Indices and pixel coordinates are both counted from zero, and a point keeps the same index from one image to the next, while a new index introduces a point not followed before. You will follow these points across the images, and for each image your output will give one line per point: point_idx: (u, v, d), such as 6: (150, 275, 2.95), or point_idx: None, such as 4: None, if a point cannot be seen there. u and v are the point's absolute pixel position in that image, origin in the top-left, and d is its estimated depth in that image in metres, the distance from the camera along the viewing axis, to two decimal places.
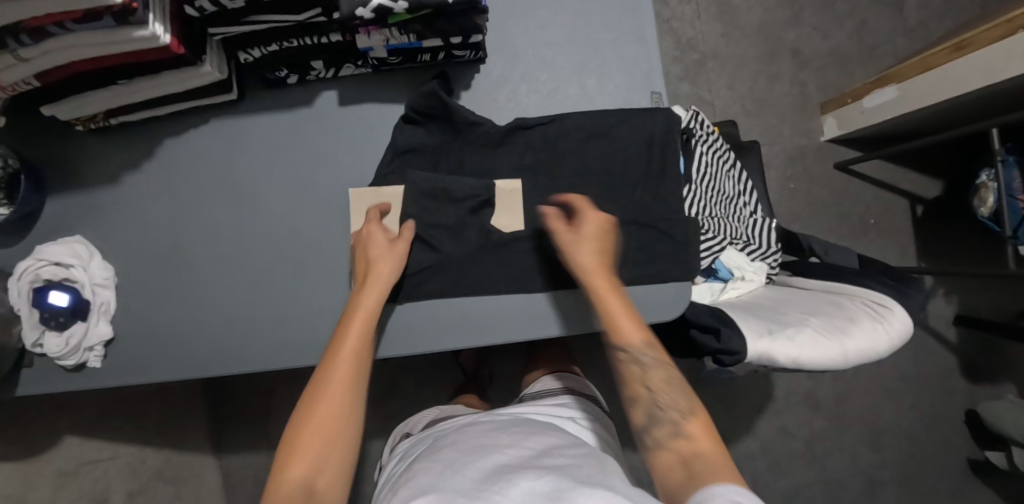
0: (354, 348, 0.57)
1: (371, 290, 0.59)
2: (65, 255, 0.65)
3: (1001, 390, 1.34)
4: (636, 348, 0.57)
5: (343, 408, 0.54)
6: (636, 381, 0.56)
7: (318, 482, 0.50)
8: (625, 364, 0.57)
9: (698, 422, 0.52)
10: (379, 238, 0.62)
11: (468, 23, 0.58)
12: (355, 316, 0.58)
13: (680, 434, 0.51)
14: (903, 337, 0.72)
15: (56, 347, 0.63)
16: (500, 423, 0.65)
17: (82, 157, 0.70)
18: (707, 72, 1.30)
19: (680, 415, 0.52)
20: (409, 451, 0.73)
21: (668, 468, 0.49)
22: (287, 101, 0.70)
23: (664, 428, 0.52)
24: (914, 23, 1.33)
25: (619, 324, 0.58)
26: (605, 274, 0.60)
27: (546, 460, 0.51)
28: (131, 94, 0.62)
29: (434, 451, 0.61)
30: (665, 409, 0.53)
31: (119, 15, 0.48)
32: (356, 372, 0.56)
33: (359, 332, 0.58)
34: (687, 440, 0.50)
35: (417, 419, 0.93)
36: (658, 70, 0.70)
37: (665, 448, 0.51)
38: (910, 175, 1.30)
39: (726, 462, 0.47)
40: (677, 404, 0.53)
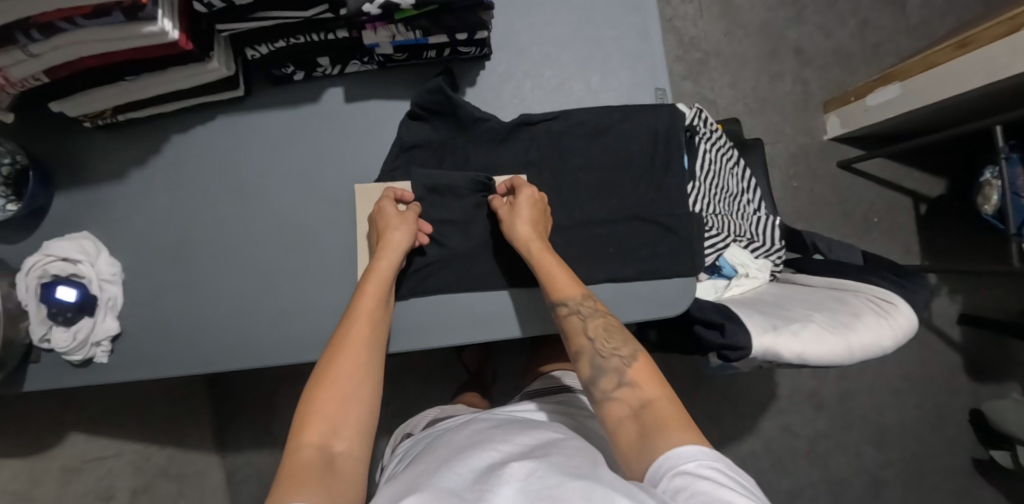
0: (370, 308, 0.57)
1: (386, 256, 0.60)
2: (73, 250, 0.66)
3: (1005, 390, 1.33)
4: (576, 301, 0.59)
5: (360, 367, 0.53)
6: (577, 333, 0.58)
7: (335, 443, 0.48)
8: (566, 318, 0.59)
9: (641, 368, 0.54)
10: (392, 210, 0.62)
11: (474, 19, 0.59)
12: (370, 280, 0.59)
13: (625, 383, 0.53)
14: (907, 333, 0.72)
15: (63, 342, 0.63)
16: (498, 421, 0.65)
17: (88, 153, 0.71)
18: (710, 70, 1.30)
19: (624, 362, 0.55)
20: (408, 450, 0.73)
21: (617, 417, 0.51)
22: (293, 97, 0.70)
23: (609, 377, 0.54)
24: (916, 21, 1.34)
25: (557, 282, 0.59)
26: (539, 234, 0.62)
27: (542, 455, 0.52)
28: (139, 90, 0.63)
29: (430, 450, 0.61)
30: (609, 358, 0.55)
31: (129, 11, 0.49)
32: (371, 339, 0.55)
33: (373, 296, 0.58)
34: (632, 388, 0.52)
35: (418, 418, 0.93)
36: (661, 67, 0.71)
37: (612, 397, 0.53)
38: (913, 173, 1.30)
39: (675, 409, 0.50)
40: (620, 351, 0.55)
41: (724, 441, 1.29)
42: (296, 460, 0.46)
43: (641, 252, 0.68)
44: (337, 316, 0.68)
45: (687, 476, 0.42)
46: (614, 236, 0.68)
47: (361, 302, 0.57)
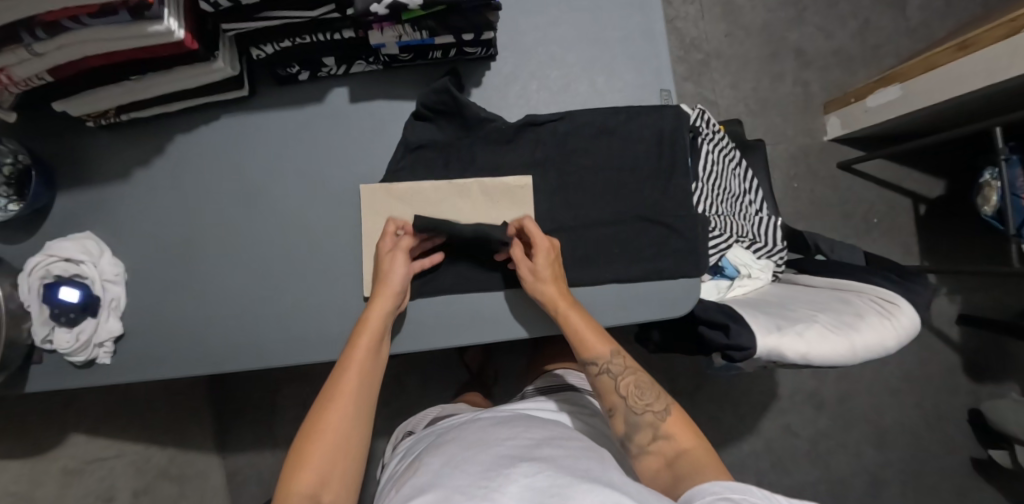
0: (360, 360, 0.57)
1: (380, 304, 0.60)
2: (76, 251, 0.65)
3: (1004, 389, 1.34)
4: (606, 360, 0.60)
5: (348, 424, 0.55)
6: (610, 391, 0.60)
7: (324, 493, 0.52)
8: (597, 376, 0.61)
9: (676, 422, 0.57)
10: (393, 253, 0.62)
11: (481, 20, 0.59)
12: (364, 329, 0.59)
13: (661, 437, 0.56)
14: (910, 333, 0.72)
15: (66, 343, 0.63)
16: (501, 418, 0.66)
17: (90, 153, 0.70)
18: (711, 71, 1.30)
19: (658, 418, 0.57)
20: (411, 446, 0.74)
21: (656, 472, 0.55)
22: (297, 97, 0.70)
23: (644, 433, 0.57)
24: (915, 23, 1.34)
25: (585, 340, 0.60)
26: (565, 290, 0.62)
27: (545, 453, 0.52)
28: (143, 90, 0.62)
29: (436, 447, 0.61)
30: (643, 415, 0.58)
31: (134, 10, 0.48)
32: (365, 389, 0.57)
33: (366, 348, 0.58)
34: (668, 440, 0.56)
35: (420, 416, 0.93)
36: (667, 68, 0.71)
37: (648, 453, 0.56)
38: (912, 174, 1.31)
39: (711, 460, 0.54)
40: (654, 407, 0.58)
41: (725, 441, 1.30)
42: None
43: (646, 253, 0.68)
44: (342, 315, 0.68)
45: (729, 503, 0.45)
46: (620, 237, 0.68)
47: (353, 353, 0.57)
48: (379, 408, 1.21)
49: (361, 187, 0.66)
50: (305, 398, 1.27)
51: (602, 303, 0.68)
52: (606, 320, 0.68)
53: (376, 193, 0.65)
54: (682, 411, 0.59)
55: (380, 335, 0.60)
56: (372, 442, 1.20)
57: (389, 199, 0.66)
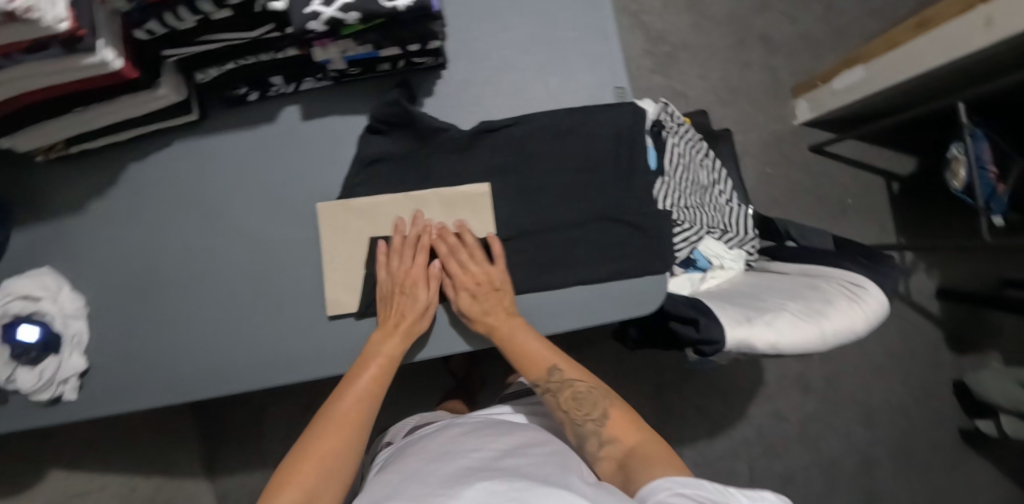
0: (368, 392, 0.60)
1: (395, 338, 0.62)
2: (33, 288, 0.65)
3: (987, 360, 1.35)
4: (542, 381, 0.62)
5: (343, 447, 0.56)
6: (556, 406, 0.62)
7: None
8: (544, 394, 0.63)
9: (616, 422, 0.58)
10: (422, 275, 0.63)
11: (425, 30, 0.58)
12: (373, 362, 0.61)
13: (605, 442, 0.57)
14: (880, 316, 0.72)
15: (30, 382, 0.62)
16: (470, 426, 0.66)
17: (43, 187, 0.69)
18: (679, 63, 1.30)
19: (597, 423, 0.58)
20: (385, 458, 0.73)
21: (609, 474, 0.56)
22: (248, 118, 0.69)
23: (591, 441, 0.58)
24: (879, 3, 1.35)
25: (524, 366, 0.62)
26: (503, 308, 0.63)
27: (508, 461, 0.53)
28: (88, 121, 0.62)
29: (402, 460, 0.61)
30: (585, 424, 0.59)
31: (66, 43, 0.48)
32: (366, 410, 0.59)
33: (373, 378, 0.60)
34: (614, 444, 0.57)
35: (399, 427, 0.92)
36: (622, 66, 0.70)
37: (599, 457, 0.58)
38: (884, 152, 1.31)
39: (659, 453, 0.54)
40: (591, 414, 0.59)
41: (715, 431, 1.30)
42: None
43: (612, 252, 0.67)
44: (307, 334, 0.67)
45: (684, 497, 0.46)
46: (585, 239, 0.67)
47: (357, 382, 0.59)
48: None
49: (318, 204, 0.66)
50: (292, 416, 1.26)
51: (567, 306, 0.67)
52: (575, 322, 0.67)
53: (333, 211, 0.65)
54: (629, 410, 0.59)
55: (388, 372, 0.61)
56: None
57: (347, 214, 0.65)
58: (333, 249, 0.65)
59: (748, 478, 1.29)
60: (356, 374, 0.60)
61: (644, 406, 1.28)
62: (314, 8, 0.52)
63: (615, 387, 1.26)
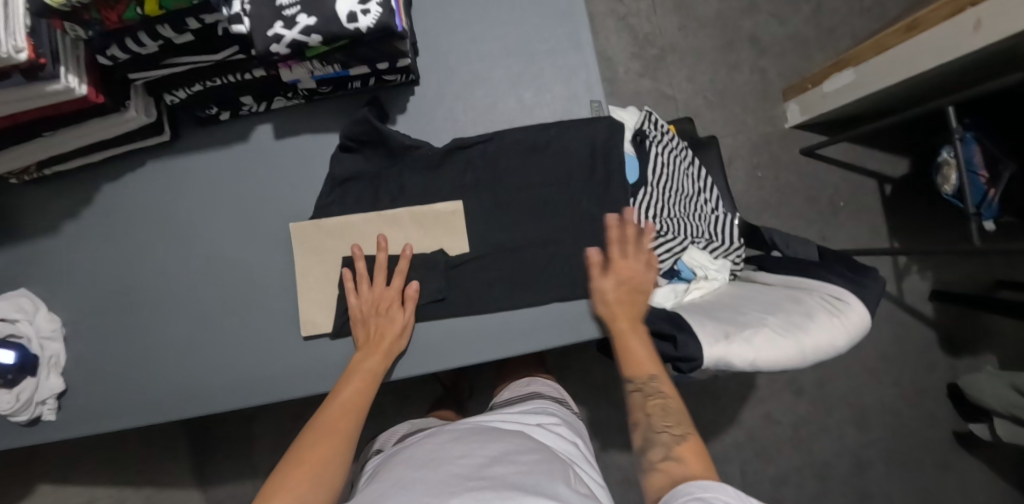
0: (354, 403, 0.58)
1: (377, 356, 0.61)
2: (9, 310, 0.65)
3: (981, 362, 1.34)
4: (641, 380, 0.61)
5: (338, 454, 0.53)
6: (637, 407, 0.61)
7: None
8: (632, 393, 0.62)
9: (689, 447, 0.55)
10: (396, 305, 0.63)
11: (390, 49, 0.57)
12: (354, 380, 0.60)
13: (671, 457, 0.54)
14: (862, 330, 0.70)
15: (6, 404, 0.63)
16: (458, 431, 0.65)
17: (18, 209, 0.69)
18: (667, 66, 1.29)
19: (675, 439, 0.56)
20: (372, 465, 0.73)
21: (659, 488, 0.51)
22: (220, 137, 0.68)
23: (658, 450, 0.56)
24: (870, 2, 1.32)
25: (632, 360, 0.62)
26: (637, 306, 0.64)
27: (495, 469, 0.52)
28: (58, 145, 0.61)
29: (387, 468, 0.60)
30: (661, 434, 0.58)
31: (27, 72, 0.47)
32: (351, 424, 0.56)
33: (354, 393, 0.59)
34: (677, 462, 0.53)
35: (389, 434, 0.92)
36: (597, 79, 0.69)
37: (656, 469, 0.54)
38: (877, 154, 1.30)
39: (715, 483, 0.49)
40: (671, 428, 0.58)
41: (707, 435, 1.30)
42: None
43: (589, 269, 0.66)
44: (283, 352, 0.67)
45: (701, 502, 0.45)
46: (560, 256, 0.66)
47: (339, 397, 0.58)
48: None
49: (290, 224, 0.65)
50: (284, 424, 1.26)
51: (545, 324, 0.66)
52: (551, 341, 0.66)
53: (305, 230, 0.64)
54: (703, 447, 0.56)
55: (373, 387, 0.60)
56: None
57: (320, 233, 0.65)
58: (306, 268, 0.65)
59: (739, 482, 1.29)
60: (346, 385, 0.60)
61: None
62: (276, 31, 0.51)
63: (605, 393, 1.25)
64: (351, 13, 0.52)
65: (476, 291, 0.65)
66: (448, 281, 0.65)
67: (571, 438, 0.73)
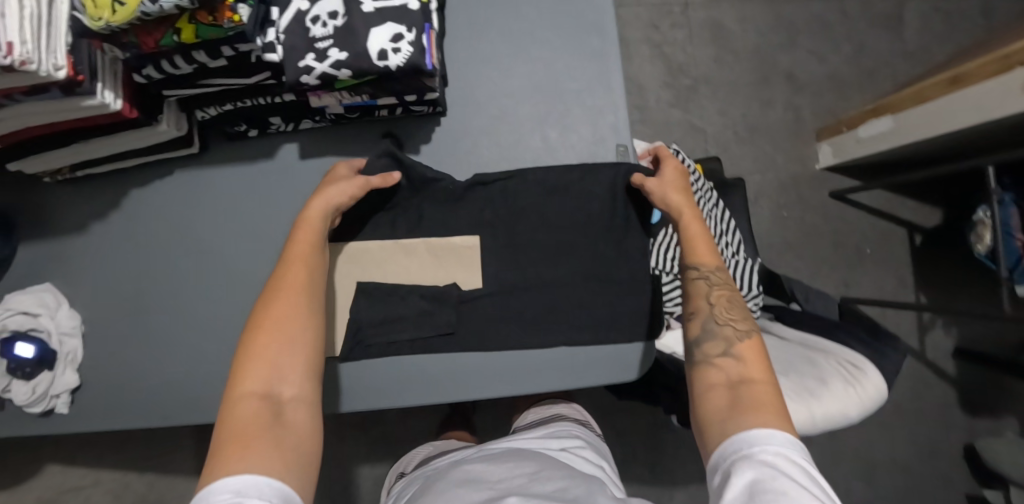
0: (304, 255, 0.54)
1: (315, 209, 0.57)
2: (33, 305, 0.67)
3: (1002, 425, 1.29)
4: (707, 268, 0.59)
5: (301, 323, 0.51)
6: (699, 296, 0.58)
7: (283, 391, 0.48)
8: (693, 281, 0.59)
9: (751, 346, 0.53)
10: (342, 168, 0.61)
11: (419, 84, 0.57)
12: (300, 233, 0.55)
13: (731, 355, 0.53)
14: (878, 402, 0.67)
15: (22, 395, 0.65)
16: (491, 452, 0.68)
17: (49, 206, 0.71)
18: (699, 98, 1.27)
19: (737, 335, 0.55)
20: (403, 488, 0.75)
21: (714, 385, 0.51)
22: (247, 152, 0.69)
23: (718, 344, 0.54)
24: (914, 46, 1.28)
25: (696, 246, 0.60)
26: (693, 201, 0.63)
27: (533, 487, 0.55)
28: (92, 150, 0.63)
29: (428, 489, 0.63)
30: (723, 327, 0.56)
31: (65, 87, 0.49)
32: (309, 294, 0.53)
33: (307, 248, 0.55)
34: (739, 362, 0.52)
35: (411, 455, 0.94)
36: (624, 123, 0.68)
37: (712, 364, 0.53)
38: (909, 203, 1.26)
39: (773, 394, 0.48)
40: (735, 322, 0.56)
41: None
42: (239, 411, 0.45)
43: (601, 317, 0.66)
44: None
45: (748, 462, 0.42)
46: (572, 299, 0.66)
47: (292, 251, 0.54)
48: (358, 435, 1.22)
49: None
50: None
51: (552, 366, 0.66)
52: (558, 384, 0.65)
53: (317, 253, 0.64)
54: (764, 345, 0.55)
55: (320, 242, 0.56)
56: (357, 467, 1.21)
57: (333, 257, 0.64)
58: None
59: None
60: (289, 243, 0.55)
61: (638, 444, 1.25)
62: (307, 63, 0.52)
63: (609, 423, 1.24)
64: (382, 51, 0.52)
65: (486, 327, 0.65)
66: (459, 314, 0.65)
67: (594, 456, 0.74)
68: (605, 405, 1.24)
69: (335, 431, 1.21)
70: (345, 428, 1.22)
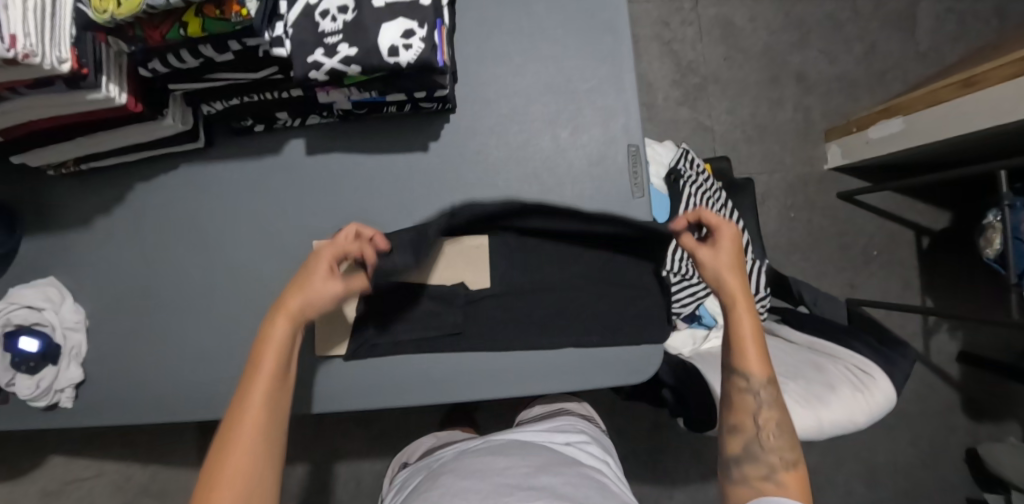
0: (267, 380, 0.51)
1: (281, 320, 0.53)
2: (37, 299, 0.67)
3: (1004, 430, 1.29)
4: (758, 384, 0.58)
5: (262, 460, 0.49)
6: (745, 411, 0.58)
7: None
8: (740, 392, 0.58)
9: (792, 476, 0.55)
10: (321, 266, 0.55)
11: (430, 82, 0.56)
12: (266, 352, 0.52)
13: (773, 481, 0.55)
14: (886, 409, 0.67)
15: (28, 389, 0.65)
16: (495, 445, 0.68)
17: (53, 200, 0.70)
18: (708, 96, 1.25)
19: (781, 462, 0.56)
20: (404, 477, 0.77)
21: None
22: (253, 147, 0.68)
23: (761, 466, 0.56)
24: (926, 47, 1.27)
25: (748, 354, 0.58)
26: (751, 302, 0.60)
27: (542, 480, 0.56)
28: (97, 144, 0.62)
29: (436, 477, 0.64)
30: (768, 451, 0.57)
31: (69, 80, 0.48)
32: (270, 418, 0.51)
33: (270, 371, 0.51)
34: (779, 487, 0.55)
35: (415, 445, 0.94)
36: (636, 123, 0.67)
37: (752, 487, 0.56)
38: (918, 206, 1.25)
39: None
40: (782, 449, 0.57)
41: (709, 476, 1.26)
42: None
43: (609, 320, 0.65)
44: None
45: None
46: (580, 302, 0.65)
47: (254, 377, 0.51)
48: (360, 430, 1.22)
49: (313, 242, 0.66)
50: None
51: (558, 366, 0.65)
52: (564, 384, 0.65)
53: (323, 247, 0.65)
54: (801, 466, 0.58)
55: (286, 359, 0.53)
56: (357, 463, 1.21)
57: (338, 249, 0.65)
58: None
59: None
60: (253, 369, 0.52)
61: (640, 444, 1.25)
62: (316, 58, 0.51)
63: (610, 422, 1.24)
64: (393, 47, 0.51)
65: (493, 329, 0.65)
66: (466, 315, 0.65)
67: (598, 450, 0.75)
68: (608, 404, 1.24)
69: (337, 426, 1.22)
70: (347, 423, 1.22)
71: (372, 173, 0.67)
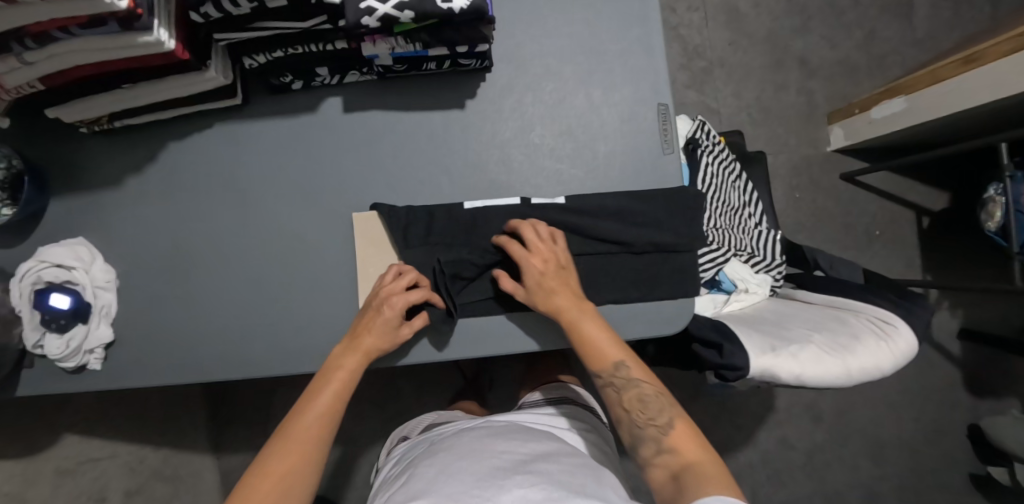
0: (332, 403, 0.59)
1: (356, 356, 0.60)
2: (68, 257, 0.66)
3: (1005, 405, 1.32)
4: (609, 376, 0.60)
5: (307, 470, 0.56)
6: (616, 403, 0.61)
7: None
8: (603, 389, 0.62)
9: (677, 436, 0.57)
10: (390, 311, 0.60)
11: (475, 34, 0.58)
12: (336, 378, 0.60)
13: (663, 452, 0.57)
14: (908, 356, 0.70)
15: (56, 349, 0.64)
16: (495, 427, 0.69)
17: (83, 159, 0.70)
18: (714, 80, 1.29)
19: (660, 431, 0.58)
20: (398, 454, 0.78)
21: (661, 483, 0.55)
22: (291, 106, 0.69)
23: (647, 445, 0.58)
24: (923, 34, 1.32)
25: (594, 354, 0.60)
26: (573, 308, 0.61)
27: (540, 466, 0.58)
28: (134, 98, 0.62)
29: (439, 449, 0.65)
30: (646, 427, 0.59)
31: (124, 20, 0.48)
32: (323, 432, 0.58)
33: (335, 395, 0.60)
34: (671, 454, 0.56)
35: (414, 421, 0.91)
36: (666, 83, 0.69)
37: (652, 465, 0.57)
38: (918, 186, 1.29)
39: (714, 472, 0.53)
40: (656, 421, 0.58)
41: None
42: None
43: (646, 274, 0.66)
44: (337, 324, 0.68)
45: None
46: (616, 257, 0.66)
47: (319, 399, 0.59)
48: (372, 411, 1.21)
49: (354, 215, 0.68)
50: None
51: None
52: None
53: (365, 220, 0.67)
54: (690, 424, 0.59)
55: (350, 385, 0.61)
56: (370, 445, 1.20)
57: (384, 224, 0.67)
58: (367, 260, 0.67)
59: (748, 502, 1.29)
60: (319, 391, 0.59)
61: None
62: (369, 4, 0.52)
63: None
64: None
65: None
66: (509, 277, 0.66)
67: (596, 437, 0.76)
68: None
69: (351, 408, 1.21)
70: (361, 404, 1.21)
71: (409, 129, 0.68)
